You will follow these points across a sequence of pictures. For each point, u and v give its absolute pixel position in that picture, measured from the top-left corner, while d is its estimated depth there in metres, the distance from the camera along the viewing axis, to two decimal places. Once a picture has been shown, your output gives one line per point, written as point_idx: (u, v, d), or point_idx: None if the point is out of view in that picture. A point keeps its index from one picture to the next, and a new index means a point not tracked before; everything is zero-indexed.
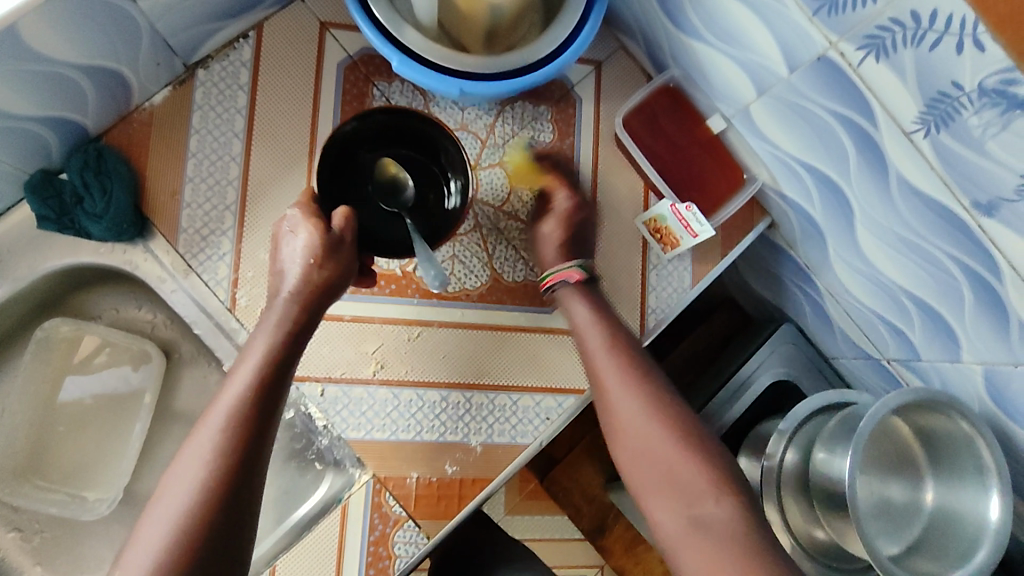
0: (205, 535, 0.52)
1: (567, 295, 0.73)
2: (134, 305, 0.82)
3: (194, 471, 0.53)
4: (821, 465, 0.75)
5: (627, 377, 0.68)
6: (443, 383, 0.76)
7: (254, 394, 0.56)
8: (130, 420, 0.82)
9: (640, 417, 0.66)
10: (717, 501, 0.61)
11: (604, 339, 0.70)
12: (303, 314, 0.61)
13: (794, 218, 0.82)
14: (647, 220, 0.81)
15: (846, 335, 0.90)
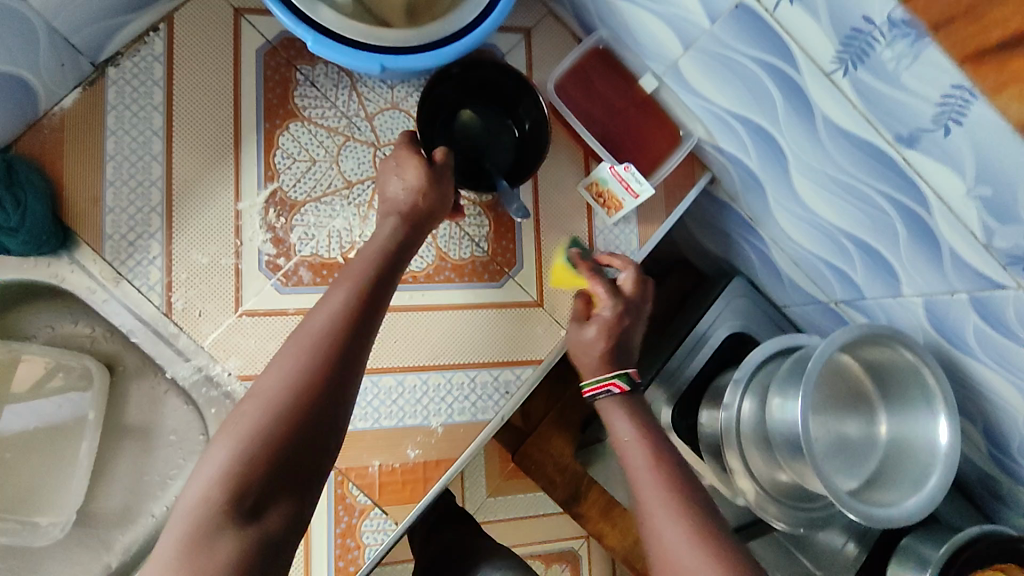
0: (313, 400, 0.53)
1: (609, 405, 0.72)
2: (70, 321, 0.79)
3: (309, 340, 0.56)
4: (776, 410, 0.77)
5: (671, 506, 0.62)
6: (397, 368, 0.75)
7: (371, 284, 0.60)
8: (77, 439, 0.80)
9: (682, 547, 0.59)
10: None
11: (653, 465, 0.66)
12: (405, 229, 0.65)
13: (734, 171, 0.82)
14: (589, 184, 0.81)
15: (794, 283, 0.92)
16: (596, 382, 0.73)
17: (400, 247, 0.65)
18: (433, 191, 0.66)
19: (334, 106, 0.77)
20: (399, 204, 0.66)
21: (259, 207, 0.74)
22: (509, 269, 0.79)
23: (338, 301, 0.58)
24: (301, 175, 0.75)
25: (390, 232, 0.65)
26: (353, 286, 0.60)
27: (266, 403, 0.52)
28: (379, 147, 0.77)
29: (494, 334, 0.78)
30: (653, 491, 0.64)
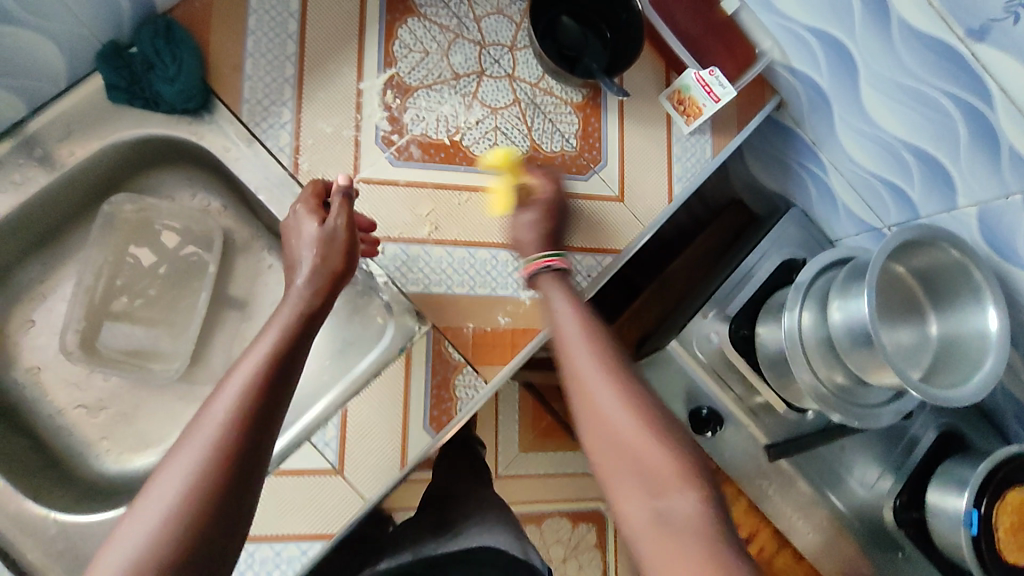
0: (230, 468, 0.49)
1: (548, 280, 0.71)
2: (189, 193, 0.87)
3: (226, 404, 0.52)
4: (838, 314, 0.81)
5: (608, 376, 0.60)
6: (491, 243, 0.82)
7: (287, 338, 0.58)
8: (193, 293, 0.87)
9: (617, 413, 0.57)
10: (681, 488, 0.53)
11: (587, 333, 0.63)
12: (329, 285, 0.66)
13: (802, 90, 0.89)
14: (670, 93, 0.87)
15: (851, 210, 0.97)
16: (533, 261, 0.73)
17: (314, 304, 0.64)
18: (354, 248, 0.70)
19: (447, 8, 0.84)
20: (318, 257, 0.67)
21: (378, 89, 0.81)
22: (595, 164, 0.86)
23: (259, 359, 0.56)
24: (416, 63, 0.83)
25: (301, 299, 0.64)
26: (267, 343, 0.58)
27: (185, 473, 0.48)
28: (484, 46, 0.85)
29: (580, 221, 0.84)
30: (584, 357, 0.61)
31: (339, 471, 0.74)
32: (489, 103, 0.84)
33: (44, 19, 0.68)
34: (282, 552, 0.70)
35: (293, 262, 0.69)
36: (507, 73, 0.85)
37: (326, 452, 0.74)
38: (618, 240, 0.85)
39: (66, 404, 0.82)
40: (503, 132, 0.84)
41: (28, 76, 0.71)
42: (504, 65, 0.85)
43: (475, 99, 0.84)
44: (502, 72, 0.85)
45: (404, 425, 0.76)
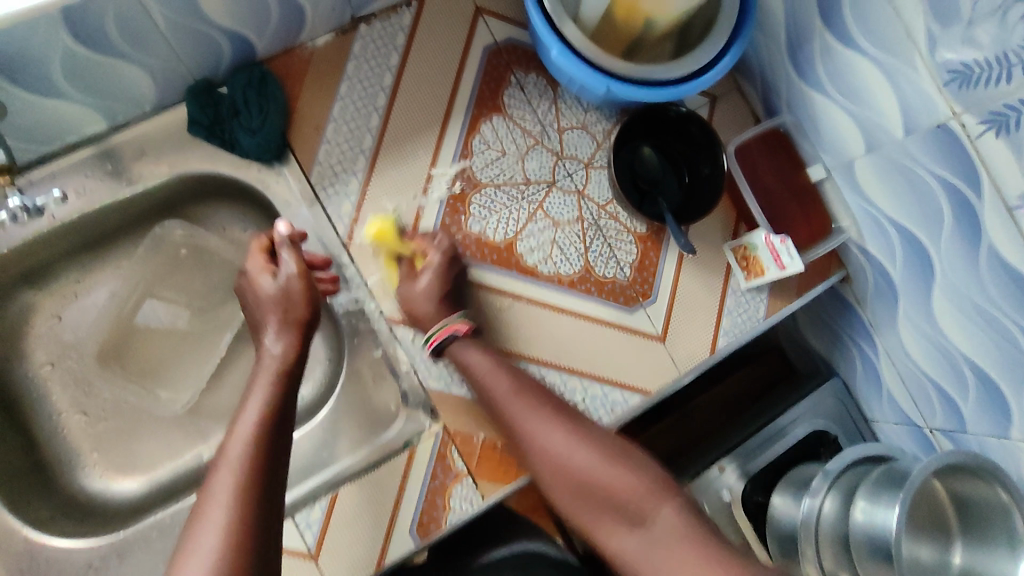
0: (256, 494, 0.58)
1: (456, 347, 0.75)
2: (240, 227, 0.86)
3: (212, 539, 0.55)
4: (860, 513, 0.78)
5: (528, 403, 0.72)
6: (522, 355, 0.80)
7: (253, 454, 0.60)
8: (218, 329, 0.86)
9: (560, 446, 0.70)
10: (662, 506, 0.66)
11: (512, 380, 0.73)
12: (296, 336, 0.71)
13: (871, 274, 0.86)
14: (736, 247, 0.85)
15: (894, 399, 0.93)
16: (442, 326, 0.75)
17: (276, 401, 0.66)
18: (313, 291, 0.73)
19: (534, 113, 0.84)
20: (280, 312, 0.72)
21: (448, 178, 0.81)
22: (644, 299, 0.83)
23: (227, 486, 0.58)
24: (491, 161, 0.83)
25: (262, 402, 0.65)
26: (234, 464, 0.60)
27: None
28: (560, 159, 0.84)
29: (615, 353, 0.82)
30: (512, 399, 0.72)
31: (314, 557, 0.71)
32: (553, 215, 0.83)
33: (148, 55, 0.68)
34: None
35: (261, 323, 0.73)
36: (577, 189, 0.84)
37: (305, 534, 0.71)
38: (649, 383, 0.82)
39: (66, 408, 0.82)
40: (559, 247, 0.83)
41: (113, 99, 0.71)
42: (576, 180, 0.84)
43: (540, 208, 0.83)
44: (572, 187, 0.84)
45: (390, 523, 0.73)
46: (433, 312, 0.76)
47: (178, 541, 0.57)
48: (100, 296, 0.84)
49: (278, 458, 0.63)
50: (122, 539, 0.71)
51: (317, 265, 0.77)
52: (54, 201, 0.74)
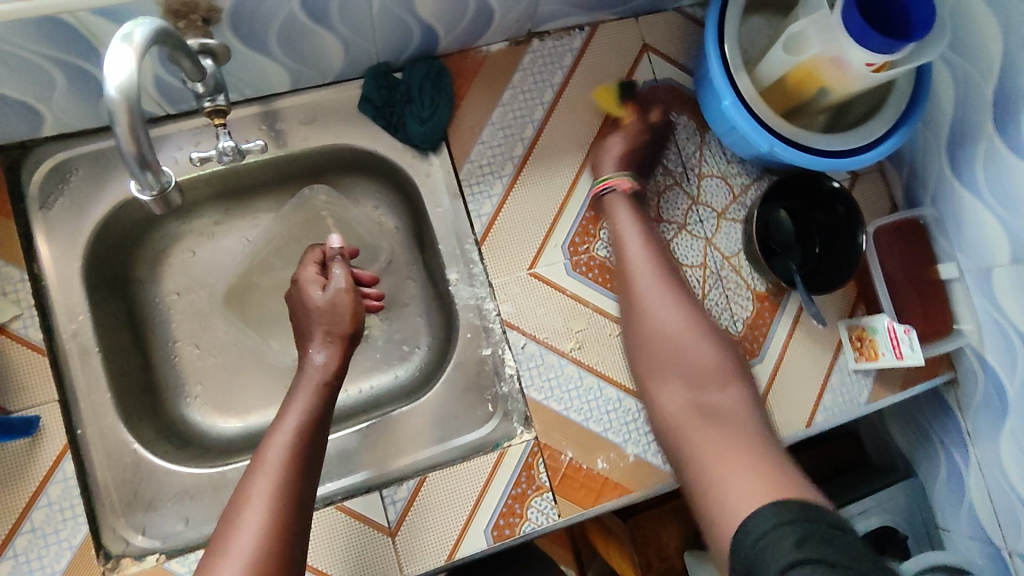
0: (292, 496, 0.62)
1: (617, 205, 0.81)
2: (373, 203, 0.90)
3: (244, 542, 0.58)
4: None
5: (666, 288, 0.79)
6: (622, 385, 0.81)
7: (289, 464, 0.63)
8: None
9: (664, 315, 0.78)
10: (726, 386, 0.77)
11: (643, 248, 0.80)
12: (339, 350, 0.73)
13: (983, 382, 0.84)
14: (853, 326, 0.84)
15: (975, 514, 0.90)
16: (558, 264, 0.78)
17: (314, 412, 0.68)
18: (360, 306, 0.77)
19: (679, 153, 0.85)
20: (325, 326, 0.75)
21: (585, 199, 0.83)
22: (750, 356, 0.84)
23: (264, 492, 0.61)
24: (628, 192, 0.84)
25: (302, 412, 0.68)
26: (271, 470, 0.63)
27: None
28: (695, 203, 0.85)
29: None
30: (648, 274, 0.79)
31: (392, 534, 0.73)
32: (678, 257, 0.84)
33: (350, 32, 0.72)
34: None
35: (307, 334, 0.76)
36: (706, 237, 0.84)
37: (387, 510, 0.74)
38: None
39: (183, 337, 0.86)
40: None
41: (306, 66, 0.76)
42: (706, 228, 0.85)
43: (666, 247, 0.84)
44: (702, 233, 0.84)
45: (468, 519, 0.75)
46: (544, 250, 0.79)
47: (214, 536, 0.60)
48: (235, 240, 0.88)
49: (312, 467, 0.65)
50: (221, 475, 0.74)
51: (366, 282, 0.82)
52: (257, 149, 0.65)
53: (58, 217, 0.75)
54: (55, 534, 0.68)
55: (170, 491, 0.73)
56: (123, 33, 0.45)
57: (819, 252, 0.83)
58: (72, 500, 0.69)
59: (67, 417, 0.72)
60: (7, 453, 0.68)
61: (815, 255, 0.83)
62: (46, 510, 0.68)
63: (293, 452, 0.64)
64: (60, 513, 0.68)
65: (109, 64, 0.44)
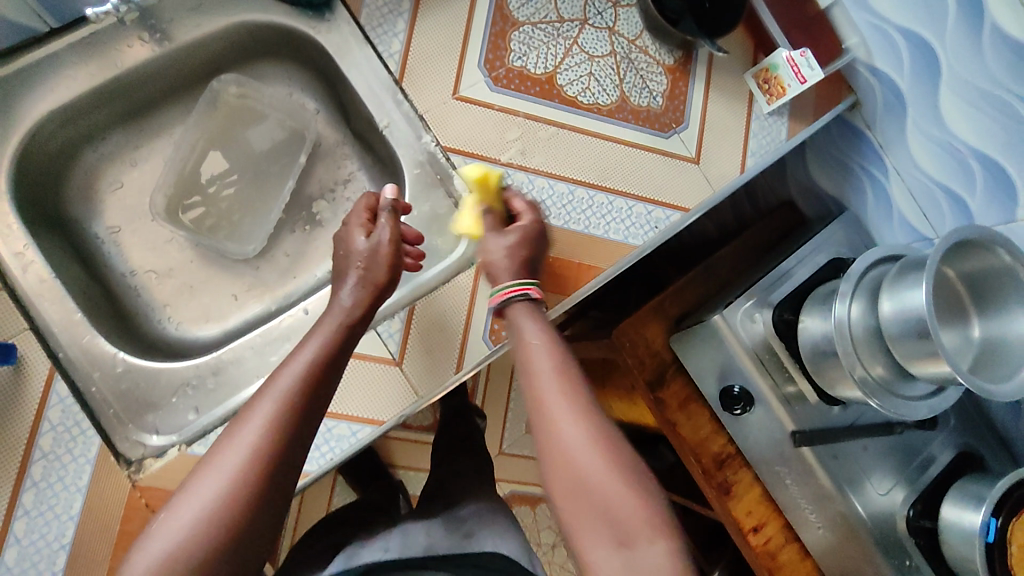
0: (294, 416, 0.58)
1: (518, 310, 0.69)
2: (286, 88, 0.90)
3: (234, 459, 0.54)
4: (887, 311, 0.84)
5: (570, 393, 0.61)
6: (570, 179, 0.84)
7: (298, 393, 0.59)
8: (281, 181, 0.90)
9: (576, 449, 0.58)
10: (654, 541, 0.55)
11: (554, 360, 0.63)
12: (368, 296, 0.70)
13: (880, 91, 0.93)
14: (757, 71, 0.91)
15: (905, 220, 1.01)
16: (506, 290, 0.70)
17: (336, 345, 0.65)
18: (398, 260, 0.73)
19: None
20: (361, 271, 0.72)
21: (486, 18, 0.85)
22: (677, 125, 0.89)
23: (269, 412, 0.56)
24: (525, 2, 0.87)
25: (322, 344, 0.64)
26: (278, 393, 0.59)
27: (185, 526, 0.51)
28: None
29: (655, 174, 0.87)
30: (548, 375, 0.62)
31: (399, 363, 0.77)
32: (588, 50, 0.88)
33: None
34: (333, 429, 0.74)
35: (342, 272, 0.73)
36: (608, 26, 0.89)
37: (388, 344, 0.78)
38: (689, 201, 0.88)
39: (138, 264, 0.85)
40: (596, 79, 0.87)
41: None
42: (606, 18, 0.89)
43: (575, 44, 0.87)
44: (603, 24, 0.88)
45: (465, 333, 0.79)
46: (506, 273, 0.71)
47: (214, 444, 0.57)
48: (160, 157, 0.87)
49: (324, 399, 0.61)
50: (218, 359, 0.75)
51: (408, 239, 0.79)
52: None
53: None
54: (69, 454, 0.67)
55: (169, 387, 0.72)
56: None
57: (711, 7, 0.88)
58: (76, 416, 0.68)
59: (44, 345, 0.70)
60: None
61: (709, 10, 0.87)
62: (53, 433, 0.67)
63: (307, 379, 0.60)
64: (68, 433, 0.68)
65: None
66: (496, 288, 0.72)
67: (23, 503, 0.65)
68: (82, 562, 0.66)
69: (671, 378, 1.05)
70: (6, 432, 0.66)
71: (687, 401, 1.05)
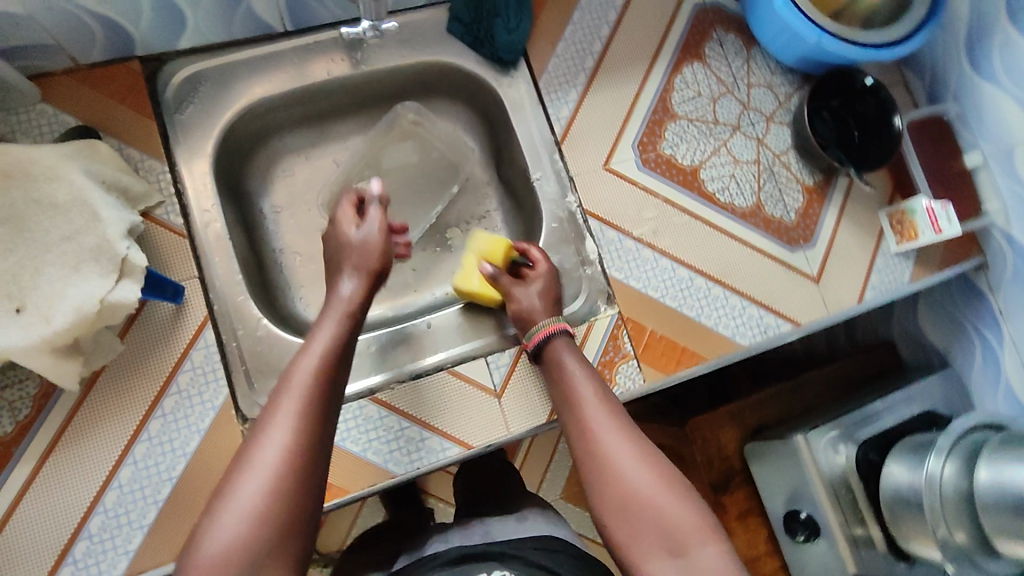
0: (319, 400, 0.61)
1: (559, 345, 0.76)
2: (453, 124, 1.00)
3: (275, 444, 0.56)
4: (983, 478, 0.82)
5: (613, 419, 0.67)
6: (692, 266, 0.89)
7: (313, 383, 0.61)
8: (428, 204, 0.99)
9: (628, 465, 0.63)
10: (707, 544, 0.58)
11: (597, 392, 0.71)
12: (367, 283, 0.74)
13: (1012, 259, 0.93)
14: (893, 211, 0.94)
15: (1012, 391, 0.99)
16: (543, 328, 0.78)
17: (344, 338, 0.68)
18: (388, 251, 0.77)
19: (730, 66, 0.95)
20: (354, 262, 0.75)
21: (649, 105, 0.92)
22: (804, 243, 0.92)
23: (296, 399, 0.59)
24: (688, 98, 0.93)
25: (331, 335, 0.66)
26: (299, 380, 0.61)
27: (241, 513, 0.53)
28: (747, 108, 0.95)
29: (774, 282, 0.90)
30: (592, 405, 0.69)
31: (498, 395, 0.81)
32: (735, 155, 0.93)
33: None
34: (426, 440, 0.79)
35: (337, 267, 0.76)
36: (758, 136, 0.94)
37: (493, 374, 0.82)
38: (800, 316, 0.90)
39: (288, 244, 0.94)
40: (737, 182, 0.93)
41: None
42: (757, 129, 0.94)
43: (724, 146, 0.93)
44: (754, 134, 0.94)
45: None
46: (543, 315, 0.80)
47: (245, 441, 0.58)
48: (332, 157, 0.98)
49: (339, 384, 0.64)
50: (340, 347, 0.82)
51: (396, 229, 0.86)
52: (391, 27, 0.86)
53: (190, 122, 0.83)
54: (199, 396, 0.75)
55: None
56: None
57: (858, 143, 0.93)
58: (215, 365, 0.76)
59: (204, 293, 0.79)
60: (156, 319, 0.76)
61: (856, 145, 0.93)
62: (191, 373, 0.76)
63: (320, 366, 0.62)
64: (203, 376, 0.76)
65: None
66: (530, 334, 0.79)
67: (150, 429, 0.74)
68: (185, 493, 0.73)
69: (736, 487, 1.10)
70: (155, 361, 0.75)
71: (747, 514, 1.10)
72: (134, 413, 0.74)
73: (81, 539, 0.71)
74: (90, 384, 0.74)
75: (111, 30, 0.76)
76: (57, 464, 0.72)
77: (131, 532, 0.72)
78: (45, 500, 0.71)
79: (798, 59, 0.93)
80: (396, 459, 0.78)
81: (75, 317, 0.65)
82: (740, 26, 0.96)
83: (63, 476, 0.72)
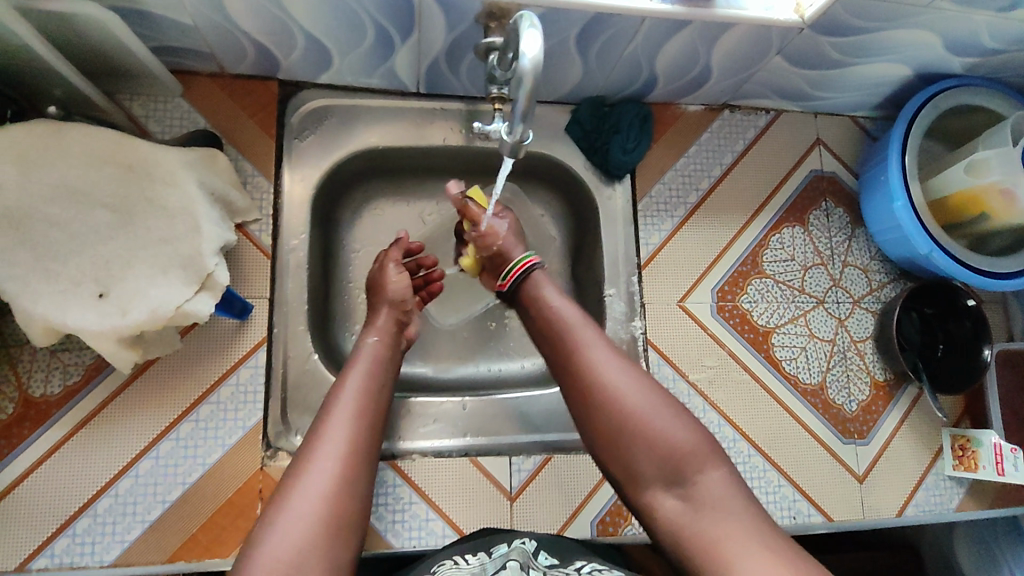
0: (364, 429, 0.63)
1: (537, 277, 0.76)
2: (545, 212, 1.02)
3: (330, 460, 0.59)
4: None
5: (605, 344, 0.67)
6: (739, 428, 0.87)
7: (366, 400, 0.66)
8: None
9: (620, 387, 0.63)
10: (707, 469, 0.59)
11: (583, 316, 0.70)
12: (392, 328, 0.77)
13: None
14: (957, 434, 0.90)
15: None
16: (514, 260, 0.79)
17: (382, 367, 0.71)
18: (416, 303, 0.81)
19: (830, 239, 0.94)
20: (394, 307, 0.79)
21: (740, 256, 0.92)
22: (858, 437, 0.90)
23: (339, 435, 0.61)
24: (779, 259, 0.93)
25: (373, 367, 0.70)
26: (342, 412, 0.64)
27: (291, 541, 0.54)
28: (835, 285, 0.93)
29: (818, 468, 0.87)
30: (582, 327, 0.68)
31: (511, 498, 0.81)
32: (811, 328, 0.92)
33: (597, 65, 0.84)
34: (430, 521, 0.79)
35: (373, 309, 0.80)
36: (839, 317, 0.92)
37: (512, 475, 0.82)
38: (834, 510, 0.87)
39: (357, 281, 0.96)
40: (806, 356, 0.91)
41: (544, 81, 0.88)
42: (840, 309, 0.93)
43: (803, 317, 0.92)
44: (836, 313, 0.92)
45: (576, 509, 0.82)
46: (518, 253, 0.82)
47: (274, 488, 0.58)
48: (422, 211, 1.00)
49: (382, 414, 0.67)
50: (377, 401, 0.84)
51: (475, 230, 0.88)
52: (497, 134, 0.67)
53: (307, 150, 0.87)
54: (234, 412, 0.78)
55: None
56: (527, 22, 0.52)
57: (940, 356, 0.91)
58: (257, 388, 0.79)
59: (269, 314, 0.82)
60: (219, 329, 0.79)
61: (936, 357, 0.91)
62: (233, 388, 0.78)
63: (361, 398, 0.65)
64: (244, 395, 0.78)
65: (525, 43, 0.50)
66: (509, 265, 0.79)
67: (180, 429, 0.76)
68: (191, 502, 0.75)
69: None
70: (205, 367, 0.78)
71: None
72: (170, 410, 0.77)
73: (85, 516, 0.73)
74: (139, 371, 0.77)
75: (262, 55, 0.80)
76: (86, 439, 0.75)
77: (131, 523, 0.73)
78: (63, 470, 0.73)
79: (902, 256, 0.91)
80: (395, 531, 0.78)
81: (148, 317, 0.68)
82: (852, 206, 0.96)
83: (87, 450, 0.74)
